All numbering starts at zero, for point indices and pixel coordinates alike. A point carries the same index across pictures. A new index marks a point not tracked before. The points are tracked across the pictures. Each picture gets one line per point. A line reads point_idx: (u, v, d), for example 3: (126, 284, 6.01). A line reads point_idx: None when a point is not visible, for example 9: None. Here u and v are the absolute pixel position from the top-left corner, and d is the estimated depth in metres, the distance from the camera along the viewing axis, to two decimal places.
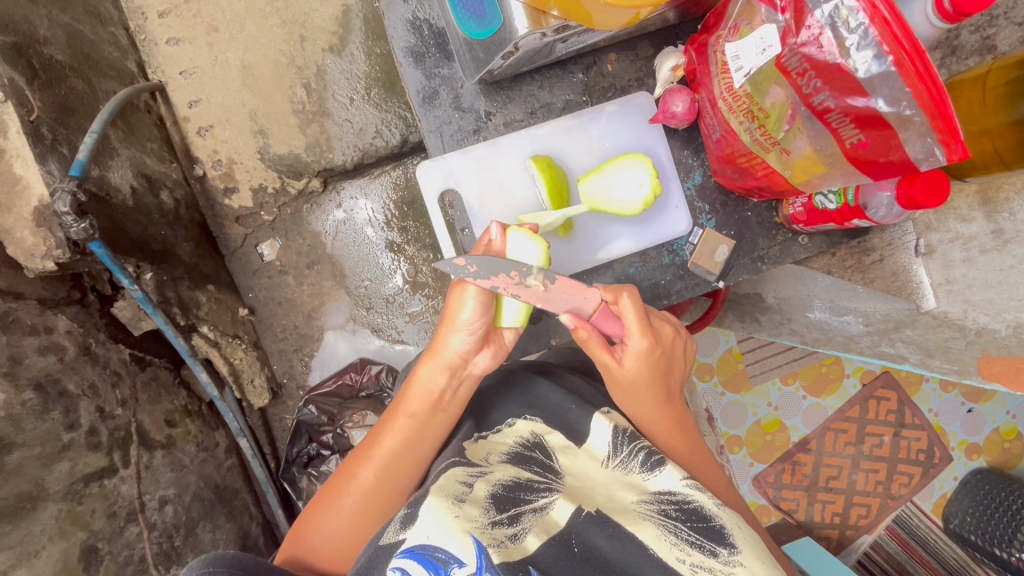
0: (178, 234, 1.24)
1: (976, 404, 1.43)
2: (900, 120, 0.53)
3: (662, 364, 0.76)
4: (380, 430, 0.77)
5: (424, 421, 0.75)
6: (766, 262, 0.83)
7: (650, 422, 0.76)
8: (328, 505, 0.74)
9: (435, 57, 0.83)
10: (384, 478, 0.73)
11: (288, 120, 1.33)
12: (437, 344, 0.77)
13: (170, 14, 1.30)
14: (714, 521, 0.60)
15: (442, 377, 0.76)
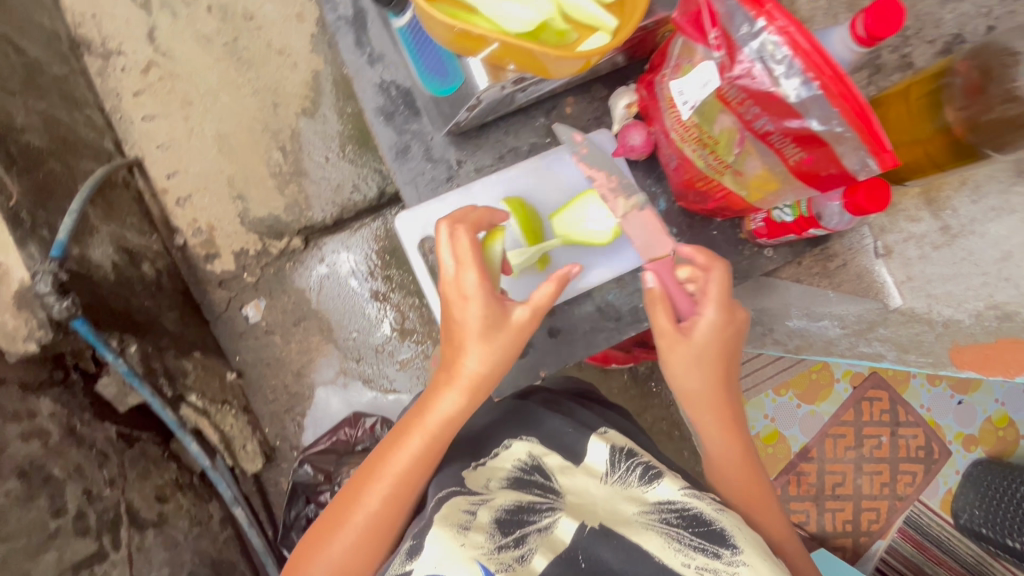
0: (161, 303, 1.25)
1: (966, 396, 1.44)
2: (834, 138, 0.57)
3: (731, 346, 0.75)
4: (388, 450, 0.71)
5: (437, 443, 0.70)
6: (737, 278, 0.86)
7: (707, 408, 0.76)
8: (327, 536, 0.68)
9: (403, 115, 0.86)
10: (389, 508, 0.68)
11: (266, 183, 1.37)
12: (449, 357, 0.70)
13: (145, 93, 1.35)
14: (714, 525, 0.60)
15: (460, 397, 0.69)
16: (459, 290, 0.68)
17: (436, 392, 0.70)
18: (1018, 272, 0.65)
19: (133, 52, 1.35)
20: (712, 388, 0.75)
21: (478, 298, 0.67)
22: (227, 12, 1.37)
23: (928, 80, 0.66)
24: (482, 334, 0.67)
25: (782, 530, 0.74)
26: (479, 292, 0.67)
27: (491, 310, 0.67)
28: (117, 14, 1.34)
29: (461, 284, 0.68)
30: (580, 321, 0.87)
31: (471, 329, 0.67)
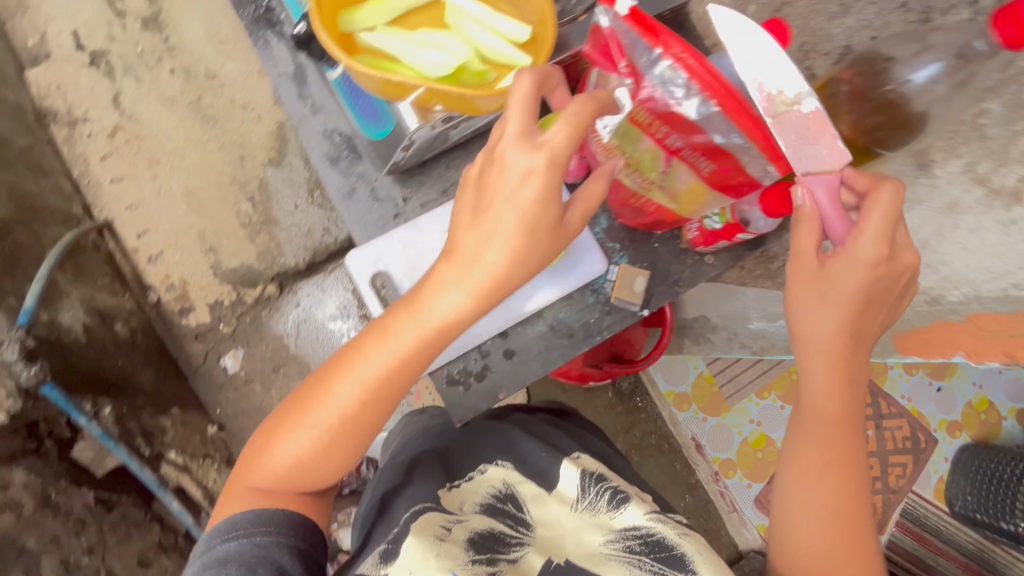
0: (136, 362, 1.24)
1: (944, 381, 1.35)
2: (742, 154, 0.56)
3: (879, 295, 0.58)
4: (371, 342, 0.59)
5: (427, 345, 0.57)
6: (683, 286, 0.75)
7: (824, 354, 0.61)
8: (293, 417, 0.61)
9: (349, 158, 0.74)
10: (362, 415, 0.59)
11: (237, 233, 1.38)
12: (467, 243, 0.54)
13: (112, 156, 1.37)
14: (677, 549, 0.63)
15: (465, 300, 0.55)
16: (526, 164, 0.50)
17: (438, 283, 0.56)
18: (937, 256, 0.65)
19: (99, 118, 1.37)
20: (835, 335, 0.60)
21: (528, 184, 0.50)
22: (190, 73, 1.38)
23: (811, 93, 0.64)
24: (516, 238, 0.52)
25: (855, 518, 0.63)
26: (542, 181, 0.50)
27: (540, 218, 0.52)
28: (82, 83, 1.37)
29: (530, 157, 0.50)
30: (533, 341, 0.75)
31: (504, 230, 0.52)
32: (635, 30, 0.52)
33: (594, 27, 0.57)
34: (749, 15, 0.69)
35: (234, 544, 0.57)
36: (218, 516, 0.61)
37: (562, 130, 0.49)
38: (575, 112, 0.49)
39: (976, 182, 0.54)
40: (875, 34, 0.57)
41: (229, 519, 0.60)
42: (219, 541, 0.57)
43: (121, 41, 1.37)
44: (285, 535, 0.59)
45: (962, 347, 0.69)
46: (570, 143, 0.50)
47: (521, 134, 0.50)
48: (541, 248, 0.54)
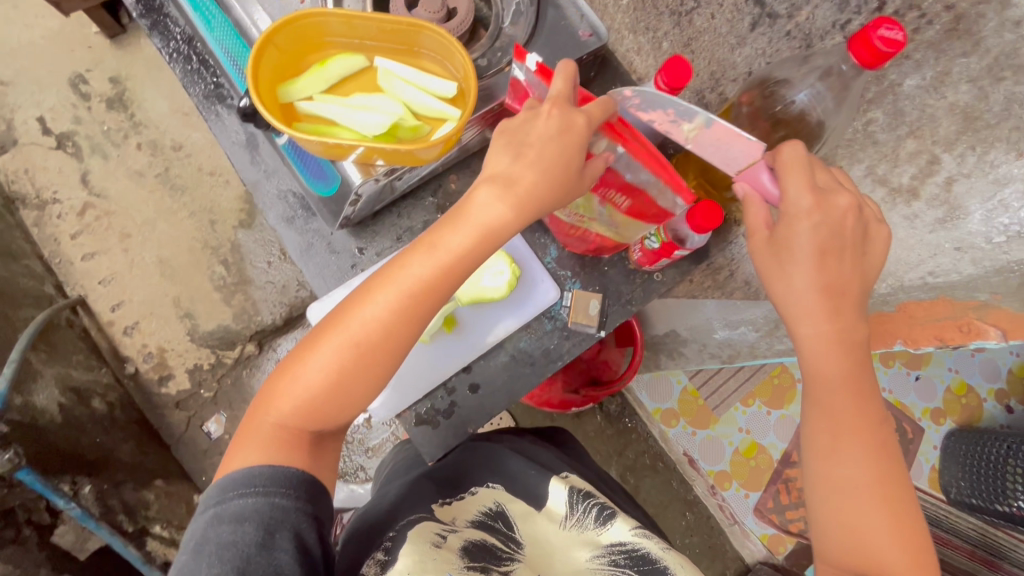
0: (116, 437, 1.23)
1: (921, 370, 1.33)
2: (653, 189, 0.60)
3: (842, 238, 0.54)
4: (411, 251, 0.56)
5: (467, 258, 0.55)
6: (636, 305, 0.79)
7: (816, 307, 0.56)
8: (322, 337, 0.56)
9: (304, 216, 0.78)
10: (396, 336, 0.55)
11: (212, 296, 1.39)
12: (501, 169, 0.54)
13: (83, 234, 1.39)
14: (660, 563, 0.61)
15: (500, 206, 0.54)
16: (565, 118, 0.53)
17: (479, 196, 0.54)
18: None
19: (68, 197, 1.40)
20: (812, 293, 0.55)
21: (557, 134, 0.53)
22: (156, 146, 1.42)
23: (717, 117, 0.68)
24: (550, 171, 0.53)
25: (893, 480, 0.56)
26: (578, 134, 0.53)
27: (569, 159, 0.53)
28: (49, 166, 1.40)
29: (568, 117, 0.53)
30: (496, 373, 0.77)
31: (539, 162, 0.53)
32: (540, 83, 0.57)
33: (512, 79, 0.61)
34: (664, 51, 0.75)
35: (250, 500, 0.51)
36: (230, 462, 0.54)
37: (598, 104, 0.54)
38: (606, 101, 0.54)
39: (879, 182, 0.59)
40: (769, 62, 0.63)
41: (246, 468, 0.53)
42: (240, 495, 0.51)
43: (87, 122, 1.42)
44: (305, 494, 0.53)
45: (900, 334, 0.70)
46: (601, 115, 0.53)
47: (563, 95, 0.54)
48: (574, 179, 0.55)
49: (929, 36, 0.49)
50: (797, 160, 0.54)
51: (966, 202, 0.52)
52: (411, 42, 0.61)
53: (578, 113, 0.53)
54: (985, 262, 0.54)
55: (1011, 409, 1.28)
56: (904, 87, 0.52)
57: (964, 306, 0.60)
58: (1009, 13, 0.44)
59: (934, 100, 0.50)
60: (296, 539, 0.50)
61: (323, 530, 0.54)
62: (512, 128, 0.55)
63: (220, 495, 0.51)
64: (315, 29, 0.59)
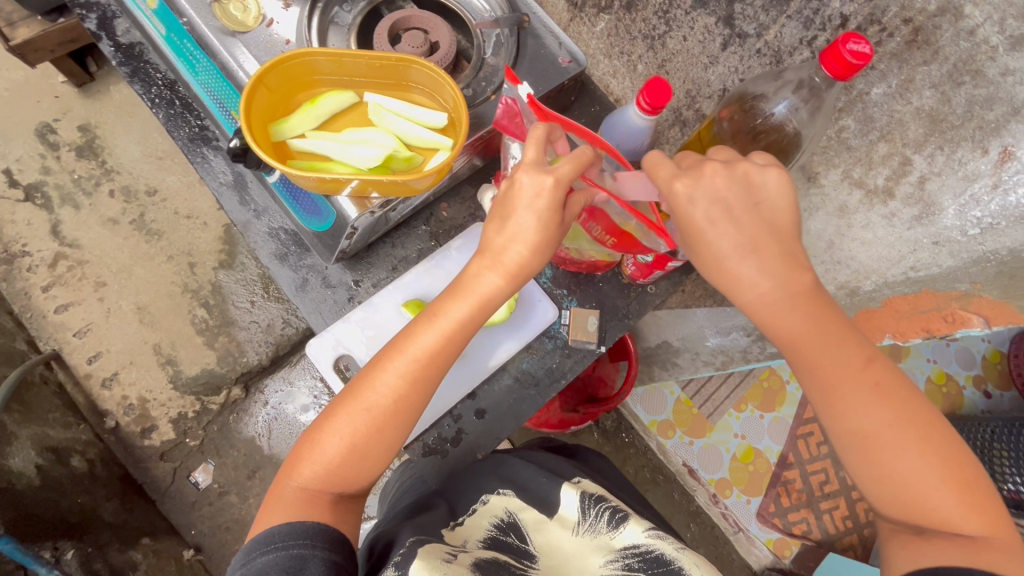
0: (98, 495, 1.17)
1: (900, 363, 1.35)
2: (637, 230, 0.60)
3: (736, 203, 0.51)
4: (417, 320, 0.57)
5: (469, 325, 0.56)
6: (633, 318, 0.80)
7: (755, 275, 0.51)
8: (342, 404, 0.56)
9: (297, 252, 0.78)
10: (409, 403, 0.56)
11: (195, 340, 1.36)
12: (490, 242, 0.55)
13: (55, 286, 1.35)
14: (674, 564, 0.54)
15: (495, 276, 0.55)
16: (535, 184, 0.52)
17: (473, 267, 0.56)
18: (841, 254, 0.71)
19: (39, 250, 1.36)
20: (727, 262, 0.52)
21: (532, 201, 0.52)
22: (130, 192, 1.40)
23: (701, 132, 0.69)
24: (535, 237, 0.53)
25: (917, 417, 0.51)
26: (549, 198, 0.52)
27: (552, 217, 0.53)
28: (18, 218, 1.36)
29: (538, 181, 0.52)
30: (502, 396, 0.77)
31: (521, 235, 0.53)
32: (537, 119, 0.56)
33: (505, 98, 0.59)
34: (640, 73, 0.79)
35: (272, 557, 0.49)
36: (258, 529, 0.53)
37: (568, 164, 0.52)
38: (577, 157, 0.52)
39: (856, 185, 0.62)
40: (742, 79, 0.66)
41: (268, 529, 0.52)
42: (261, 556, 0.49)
43: (56, 171, 1.39)
44: (327, 543, 0.51)
45: (886, 328, 0.68)
46: (570, 172, 0.52)
47: (534, 162, 0.53)
48: (558, 236, 0.55)
49: (890, 47, 0.53)
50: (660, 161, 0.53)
51: (940, 198, 0.55)
52: (399, 77, 0.62)
53: (552, 172, 0.52)
54: (963, 254, 0.56)
55: (990, 394, 1.33)
56: (872, 95, 0.56)
57: (947, 297, 0.60)
58: (963, 24, 0.48)
59: (901, 105, 0.54)
60: None
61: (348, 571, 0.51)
62: (497, 201, 0.56)
63: (250, 548, 0.50)
64: (304, 70, 0.60)
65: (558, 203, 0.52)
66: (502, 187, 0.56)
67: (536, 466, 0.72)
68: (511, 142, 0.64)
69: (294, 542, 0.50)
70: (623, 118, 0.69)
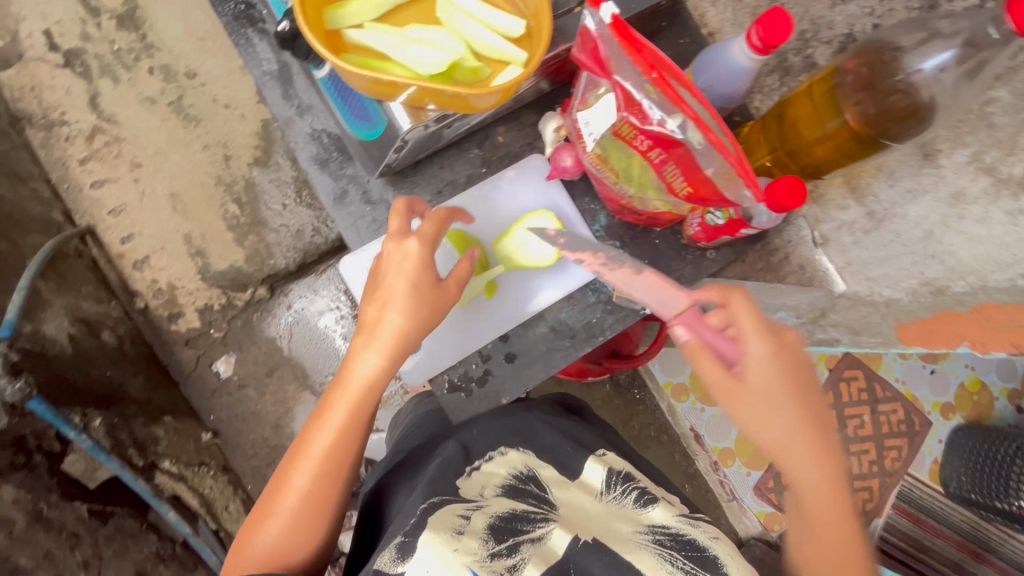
0: (125, 371, 1.21)
1: (937, 364, 1.35)
2: (717, 178, 0.52)
3: (800, 377, 0.61)
4: (318, 415, 0.63)
5: (363, 399, 0.62)
6: (686, 283, 0.74)
7: (788, 434, 0.59)
8: (266, 505, 0.62)
9: (339, 159, 0.73)
10: (322, 478, 0.61)
11: (224, 236, 1.34)
12: (372, 321, 0.62)
13: (91, 160, 1.32)
14: (708, 552, 0.54)
15: (375, 348, 0.61)
16: (400, 255, 0.62)
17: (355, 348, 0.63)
18: (939, 248, 0.62)
19: (77, 120, 1.32)
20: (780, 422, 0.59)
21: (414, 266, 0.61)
22: (169, 71, 1.33)
23: (815, 82, 0.58)
24: (421, 293, 0.61)
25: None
26: (414, 260, 0.62)
27: (420, 274, 0.61)
28: (57, 84, 1.32)
29: (401, 251, 0.62)
30: (535, 343, 0.73)
31: (393, 302, 0.61)
32: (617, 41, 0.50)
33: (581, 29, 0.54)
34: (746, 3, 0.68)
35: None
36: None
37: (427, 227, 0.63)
38: (433, 220, 0.64)
39: (984, 172, 0.55)
40: (878, 24, 0.57)
41: None
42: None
43: (96, 40, 1.32)
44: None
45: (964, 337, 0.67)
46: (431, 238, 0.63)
47: (399, 235, 0.63)
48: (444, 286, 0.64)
49: None
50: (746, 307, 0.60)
51: None
52: None
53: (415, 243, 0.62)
54: None
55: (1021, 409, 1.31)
56: None
57: None
58: None
59: None
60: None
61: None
62: (372, 282, 0.64)
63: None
64: None
65: (424, 265, 0.61)
66: (378, 263, 0.65)
67: (559, 431, 0.71)
68: (585, 73, 0.58)
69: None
70: (723, 54, 0.60)
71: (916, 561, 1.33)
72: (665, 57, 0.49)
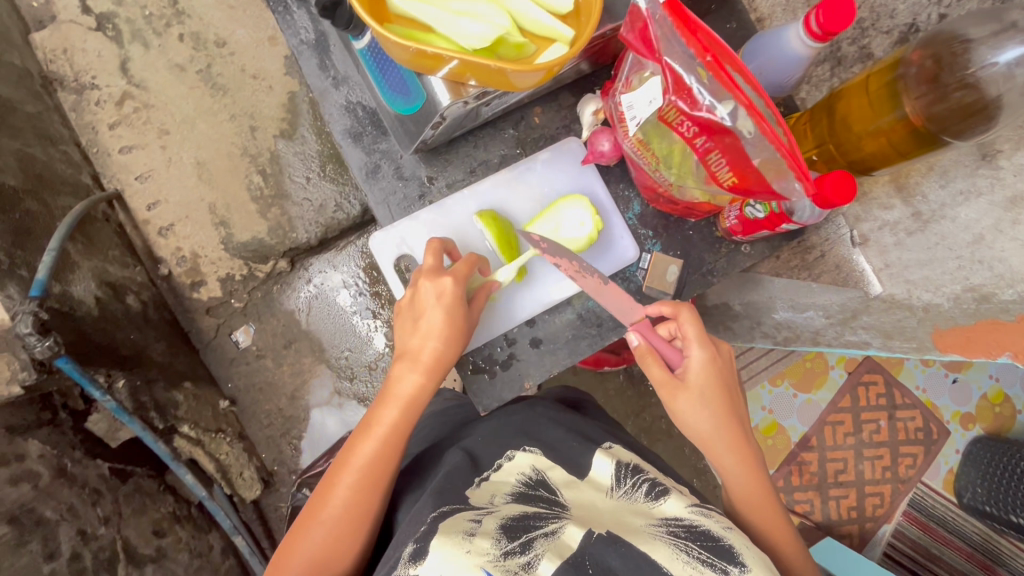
0: (148, 335, 1.23)
1: (961, 373, 1.33)
2: (766, 169, 0.50)
3: (728, 378, 0.68)
4: (352, 439, 0.64)
5: (401, 424, 0.63)
6: (717, 276, 0.72)
7: (718, 428, 0.66)
8: (299, 529, 0.60)
9: (372, 134, 0.72)
10: (360, 502, 0.60)
11: (248, 207, 1.34)
12: (408, 350, 0.63)
13: (121, 125, 1.33)
14: (723, 541, 0.53)
15: (415, 373, 0.62)
16: (437, 288, 0.62)
17: (395, 372, 0.63)
18: (989, 253, 0.61)
19: (107, 84, 1.32)
20: (711, 417, 0.65)
21: (451, 300, 0.62)
22: (199, 39, 1.33)
23: (873, 74, 0.56)
24: (457, 326, 0.62)
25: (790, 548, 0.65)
26: (452, 296, 0.62)
27: (458, 305, 0.62)
28: (88, 47, 1.32)
29: (439, 284, 0.62)
30: (560, 330, 0.72)
31: (432, 331, 0.62)
32: (670, 21, 0.48)
33: (631, 7, 0.52)
34: None
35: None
36: None
37: (462, 263, 0.64)
38: (468, 260, 0.65)
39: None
40: (944, 14, 0.56)
41: None
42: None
43: (128, 4, 1.32)
44: None
45: (1007, 347, 0.62)
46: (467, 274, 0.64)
47: (432, 270, 0.64)
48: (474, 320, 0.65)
49: None
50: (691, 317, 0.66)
51: None
52: None
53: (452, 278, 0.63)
54: None
55: None
56: None
57: None
58: None
59: None
60: None
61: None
62: (404, 309, 0.65)
63: None
64: None
65: (461, 299, 0.63)
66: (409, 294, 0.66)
67: (562, 426, 0.75)
68: (630, 54, 0.57)
69: None
70: (777, 41, 0.57)
71: (922, 568, 1.31)
72: (721, 40, 0.48)
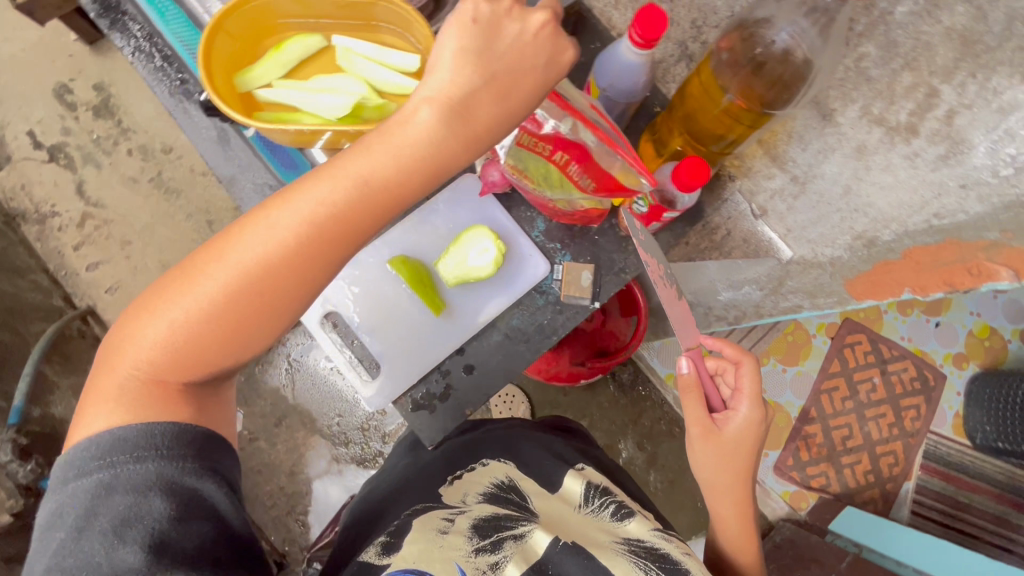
0: None
1: (941, 316, 1.35)
2: (620, 174, 0.57)
3: (763, 440, 0.68)
4: (328, 173, 0.45)
5: (397, 203, 0.45)
6: (630, 272, 0.75)
7: (732, 483, 0.68)
8: (217, 248, 0.46)
9: None
10: (302, 272, 0.46)
11: None
12: (457, 90, 0.44)
13: (84, 245, 1.39)
14: (680, 564, 0.54)
15: (439, 136, 0.44)
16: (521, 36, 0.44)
17: (422, 114, 0.43)
18: (861, 201, 0.62)
19: (67, 210, 1.39)
20: (727, 472, 0.67)
21: (466, 84, 0.44)
22: (147, 151, 1.41)
23: (699, 67, 0.68)
24: (466, 126, 0.44)
25: None
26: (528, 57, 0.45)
27: (526, 79, 0.45)
28: (45, 179, 1.40)
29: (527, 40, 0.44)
30: (491, 352, 0.75)
31: (487, 88, 0.44)
32: None
33: None
34: None
35: (89, 481, 0.45)
36: (93, 397, 0.47)
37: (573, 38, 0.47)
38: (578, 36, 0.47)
39: (875, 123, 0.54)
40: None
41: (111, 425, 0.46)
42: (85, 462, 0.45)
43: (76, 132, 1.41)
44: (201, 453, 0.48)
45: (903, 283, 0.70)
46: (515, 62, 0.45)
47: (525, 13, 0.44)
48: (488, 143, 0.46)
49: None
50: (750, 374, 0.67)
51: (970, 134, 0.47)
52: (367, 16, 0.59)
53: (493, 49, 0.44)
54: (992, 199, 0.50)
55: None
56: (895, 16, 0.48)
57: (972, 248, 0.58)
58: None
59: (929, 26, 0.46)
60: (210, 511, 0.47)
61: (237, 553, 0.49)
62: (473, 27, 0.44)
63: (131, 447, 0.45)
64: (267, 13, 0.57)
65: (539, 71, 0.45)
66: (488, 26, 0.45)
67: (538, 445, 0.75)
68: None
69: (184, 457, 0.47)
70: (615, 54, 0.63)
71: (954, 520, 1.29)
72: None
